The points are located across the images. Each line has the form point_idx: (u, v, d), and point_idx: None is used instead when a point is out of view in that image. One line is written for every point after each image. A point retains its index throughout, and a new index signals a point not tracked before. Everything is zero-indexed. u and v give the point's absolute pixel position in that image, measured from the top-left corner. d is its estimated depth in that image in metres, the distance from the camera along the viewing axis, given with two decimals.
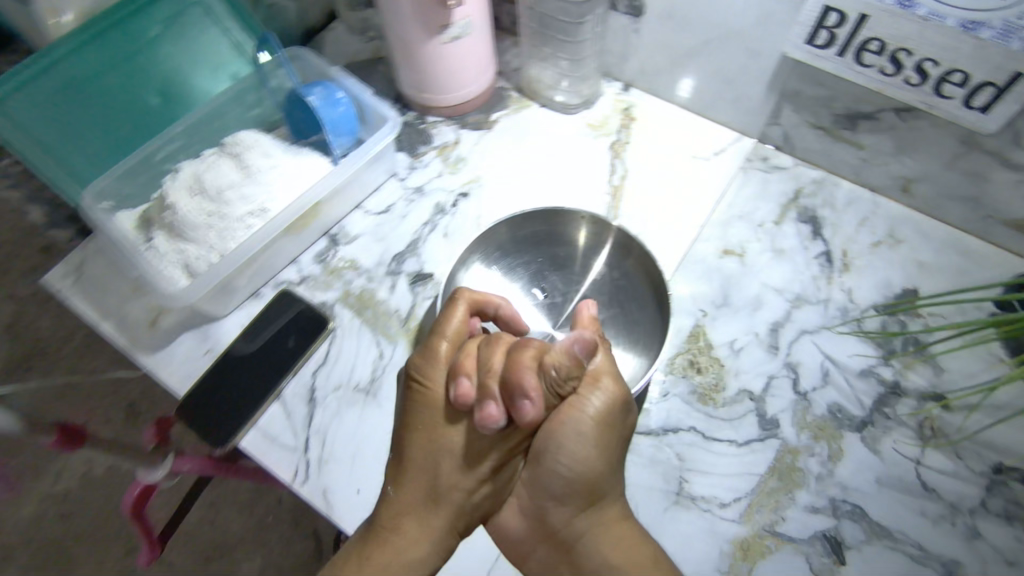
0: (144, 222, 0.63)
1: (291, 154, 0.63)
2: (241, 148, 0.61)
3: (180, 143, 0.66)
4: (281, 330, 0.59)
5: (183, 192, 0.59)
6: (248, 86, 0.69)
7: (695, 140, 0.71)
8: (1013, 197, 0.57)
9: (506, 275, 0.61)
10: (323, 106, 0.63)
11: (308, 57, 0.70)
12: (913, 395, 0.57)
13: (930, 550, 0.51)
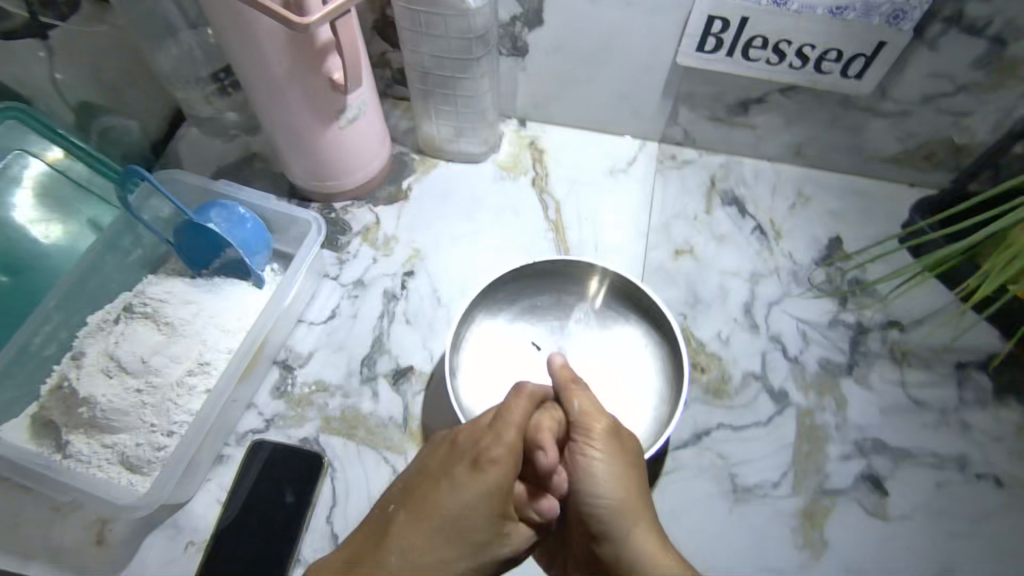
0: (44, 428, 0.50)
1: (212, 292, 0.56)
2: (153, 306, 0.54)
3: (58, 321, 0.53)
4: (267, 486, 0.52)
5: (98, 378, 0.50)
6: (121, 227, 0.57)
7: (606, 157, 0.73)
8: (887, 137, 0.66)
9: (494, 342, 0.57)
10: (231, 230, 0.56)
11: (185, 178, 0.61)
12: (877, 328, 0.61)
13: (942, 454, 0.56)
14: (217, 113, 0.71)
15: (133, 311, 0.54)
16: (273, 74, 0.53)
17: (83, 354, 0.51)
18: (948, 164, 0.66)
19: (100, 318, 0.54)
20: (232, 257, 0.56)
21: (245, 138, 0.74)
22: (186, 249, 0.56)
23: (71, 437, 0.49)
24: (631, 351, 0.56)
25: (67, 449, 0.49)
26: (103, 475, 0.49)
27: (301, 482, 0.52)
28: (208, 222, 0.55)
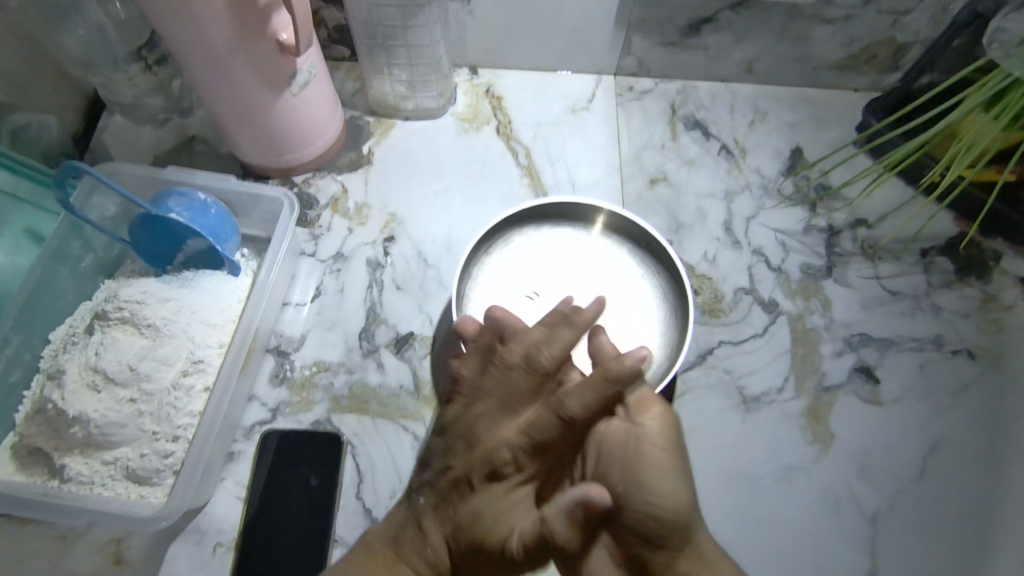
0: (28, 457, 0.47)
1: (186, 286, 0.53)
2: (129, 309, 0.50)
3: (19, 343, 0.50)
4: (286, 472, 0.50)
5: (84, 395, 0.47)
6: (63, 234, 0.53)
7: (565, 97, 0.72)
8: (832, 44, 0.67)
9: (493, 297, 0.56)
10: (195, 220, 0.52)
11: (126, 171, 0.56)
12: (846, 229, 0.65)
13: (921, 337, 0.60)
14: (140, 96, 0.64)
15: (107, 318, 0.50)
16: (212, 45, 0.48)
17: (62, 372, 0.48)
18: (888, 64, 0.69)
19: (65, 331, 0.52)
20: (195, 248, 0.53)
21: (179, 122, 0.68)
22: (148, 246, 0.52)
23: (66, 460, 0.46)
24: (629, 282, 0.57)
25: (64, 474, 0.46)
26: (109, 493, 0.46)
27: (322, 464, 0.51)
28: (167, 213, 0.51)
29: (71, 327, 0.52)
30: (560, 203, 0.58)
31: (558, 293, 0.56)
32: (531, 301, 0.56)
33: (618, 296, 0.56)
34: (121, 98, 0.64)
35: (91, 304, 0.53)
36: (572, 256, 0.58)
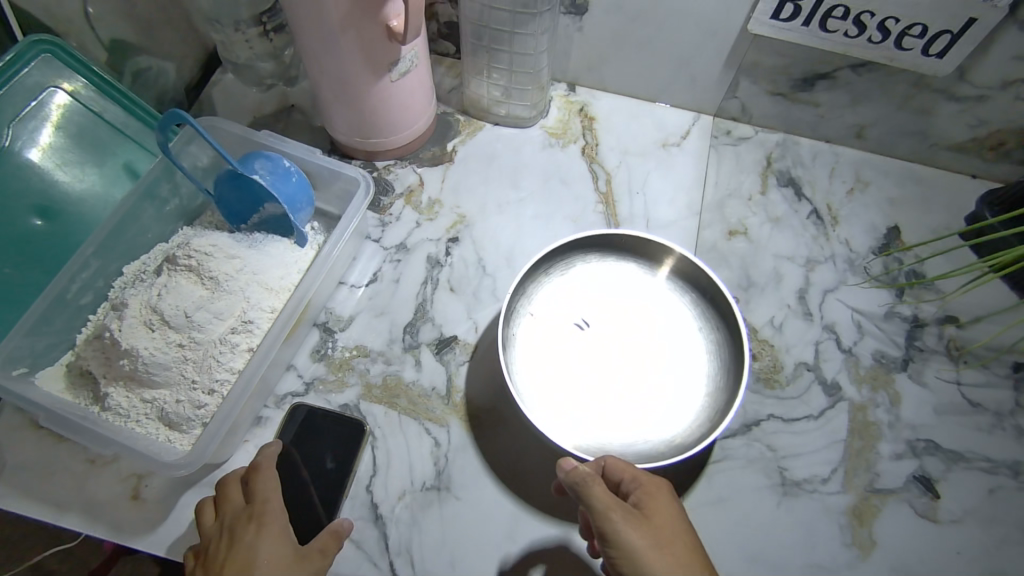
0: (80, 378, 0.51)
1: (254, 245, 0.54)
2: (197, 259, 0.52)
3: (95, 269, 0.53)
4: (305, 446, 0.51)
5: (138, 331, 0.49)
6: (156, 176, 0.56)
7: (658, 129, 0.70)
8: (957, 124, 0.62)
9: (542, 319, 0.55)
10: (275, 184, 0.53)
11: (224, 125, 0.59)
12: (933, 323, 0.60)
13: (997, 459, 0.55)
14: (253, 58, 0.67)
15: (176, 263, 0.52)
16: (328, 18, 0.49)
17: (124, 305, 0.50)
18: (1018, 156, 0.63)
19: (137, 267, 0.55)
20: (271, 212, 0.54)
21: (282, 89, 0.70)
22: (228, 202, 0.54)
23: (110, 389, 0.49)
24: (684, 333, 0.55)
25: (105, 402, 0.49)
26: (141, 430, 0.49)
27: (342, 446, 0.51)
28: (251, 173, 0.52)
29: (144, 265, 0.55)
30: (632, 238, 0.56)
31: (609, 329, 0.55)
32: (579, 330, 0.55)
33: (668, 344, 0.54)
34: (234, 57, 0.67)
35: (168, 246, 0.55)
36: (631, 292, 0.57)
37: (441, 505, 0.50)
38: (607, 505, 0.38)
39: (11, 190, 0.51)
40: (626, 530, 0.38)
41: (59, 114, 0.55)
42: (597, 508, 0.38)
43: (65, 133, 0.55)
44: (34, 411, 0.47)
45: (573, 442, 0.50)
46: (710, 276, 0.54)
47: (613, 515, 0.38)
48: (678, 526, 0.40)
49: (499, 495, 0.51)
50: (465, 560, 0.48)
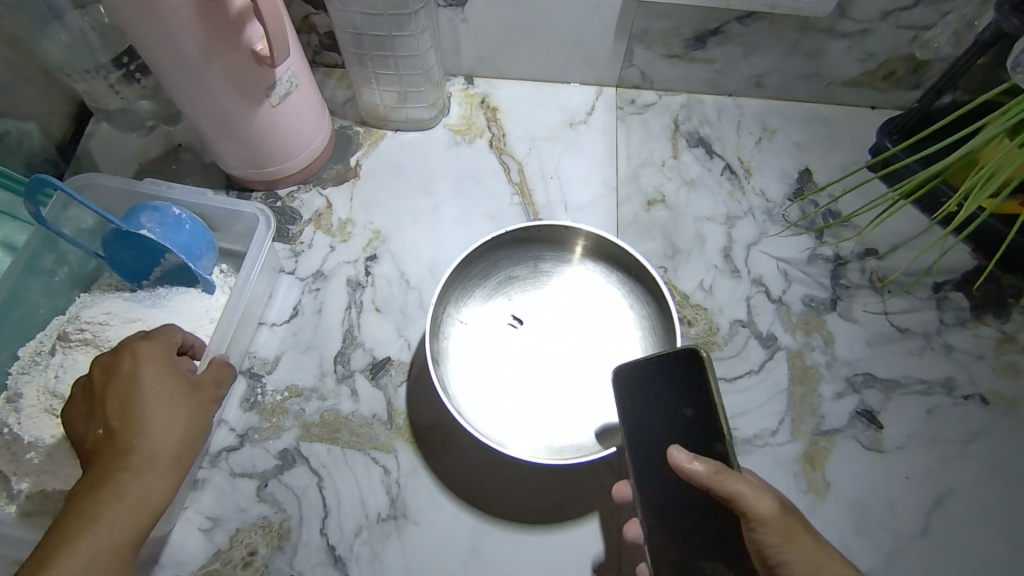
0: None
1: (157, 303, 0.52)
2: (91, 331, 0.50)
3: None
4: (638, 409, 0.41)
5: (43, 420, 0.47)
6: (37, 248, 0.52)
7: (564, 110, 0.69)
8: (848, 60, 0.63)
9: (473, 324, 0.54)
10: (168, 236, 0.50)
11: (103, 181, 0.55)
12: (854, 259, 0.61)
13: (930, 379, 0.57)
14: (128, 104, 0.63)
15: (69, 340, 0.50)
16: (186, 50, 0.46)
17: (19, 396, 0.48)
18: (910, 82, 0.65)
19: (32, 347, 0.51)
20: (174, 261, 0.51)
21: (165, 129, 0.66)
22: (122, 262, 0.51)
23: (23, 486, 0.46)
24: (616, 315, 0.55)
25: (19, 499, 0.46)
26: None
27: (681, 391, 0.40)
28: (139, 228, 0.49)
29: (40, 343, 0.51)
30: (548, 227, 0.55)
31: (540, 319, 0.55)
32: (514, 329, 0.55)
33: (601, 328, 0.54)
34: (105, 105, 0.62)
35: (59, 319, 0.52)
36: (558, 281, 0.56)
37: (400, 533, 0.49)
38: (768, 515, 0.36)
39: None
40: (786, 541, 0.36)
41: None
42: (756, 516, 0.36)
43: None
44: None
45: (532, 433, 0.50)
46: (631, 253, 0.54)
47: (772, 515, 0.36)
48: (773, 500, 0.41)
49: (458, 512, 0.50)
50: None
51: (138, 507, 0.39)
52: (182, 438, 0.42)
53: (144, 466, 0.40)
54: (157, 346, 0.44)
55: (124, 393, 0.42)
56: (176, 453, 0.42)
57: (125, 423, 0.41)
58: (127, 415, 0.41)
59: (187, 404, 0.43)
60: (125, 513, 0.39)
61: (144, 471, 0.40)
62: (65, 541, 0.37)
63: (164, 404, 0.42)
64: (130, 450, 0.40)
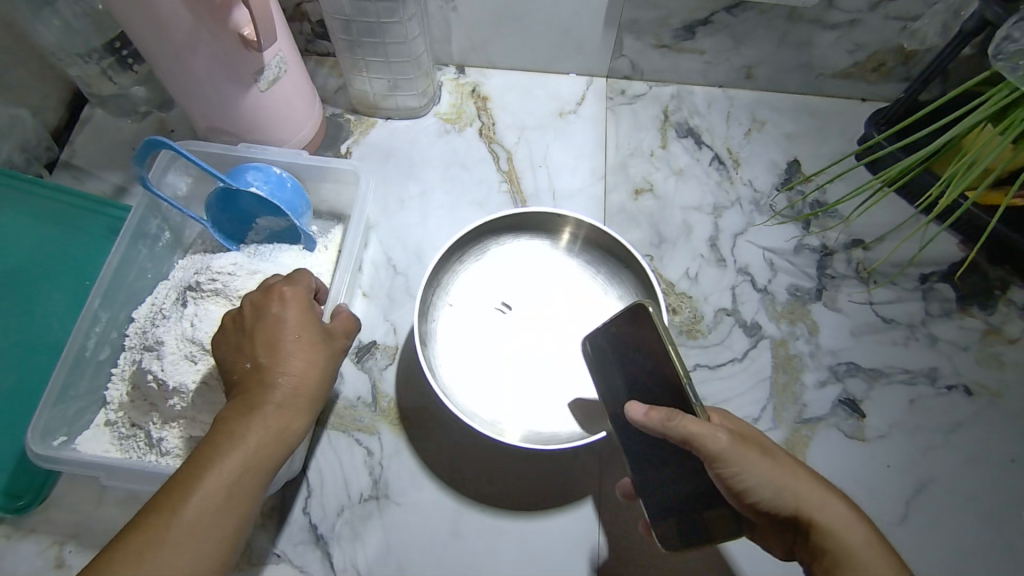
0: (127, 432, 0.50)
1: (266, 257, 0.54)
2: (221, 281, 0.52)
3: (107, 321, 0.52)
4: (611, 371, 0.43)
5: (188, 365, 0.48)
6: (144, 215, 0.55)
7: (553, 99, 0.69)
8: (837, 51, 0.63)
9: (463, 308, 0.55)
10: (274, 194, 0.52)
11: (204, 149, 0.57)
12: (840, 249, 0.61)
13: (914, 369, 0.57)
14: (122, 89, 0.63)
15: (200, 289, 0.51)
16: (174, 32, 0.46)
17: (160, 344, 0.49)
18: (899, 73, 0.65)
19: (148, 309, 0.53)
20: (265, 226, 0.55)
21: (158, 115, 0.67)
22: (218, 223, 0.54)
23: (165, 431, 0.48)
24: (604, 306, 0.55)
25: (164, 446, 0.48)
26: None
27: (643, 343, 0.40)
28: (247, 186, 0.51)
29: (153, 304, 0.53)
30: (538, 214, 0.55)
31: (529, 304, 0.55)
32: (502, 314, 0.55)
33: (585, 314, 0.55)
34: (98, 91, 0.63)
35: (168, 283, 0.54)
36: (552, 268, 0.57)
37: (382, 513, 0.50)
38: (720, 454, 0.34)
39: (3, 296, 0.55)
40: (750, 470, 0.35)
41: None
42: (709, 458, 0.35)
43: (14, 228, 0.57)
44: (94, 471, 0.46)
45: (517, 416, 0.51)
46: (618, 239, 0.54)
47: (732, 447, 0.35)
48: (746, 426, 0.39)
49: (440, 494, 0.51)
50: (411, 564, 0.49)
51: (279, 440, 0.39)
52: (318, 379, 0.42)
53: (287, 398, 0.40)
54: (295, 289, 0.45)
55: (269, 329, 0.42)
56: (315, 393, 0.42)
57: (270, 356, 0.41)
58: (277, 348, 0.42)
59: (324, 346, 0.44)
60: (268, 440, 0.39)
61: (285, 405, 0.40)
62: (205, 455, 0.37)
63: (304, 342, 0.43)
64: (275, 381, 0.41)
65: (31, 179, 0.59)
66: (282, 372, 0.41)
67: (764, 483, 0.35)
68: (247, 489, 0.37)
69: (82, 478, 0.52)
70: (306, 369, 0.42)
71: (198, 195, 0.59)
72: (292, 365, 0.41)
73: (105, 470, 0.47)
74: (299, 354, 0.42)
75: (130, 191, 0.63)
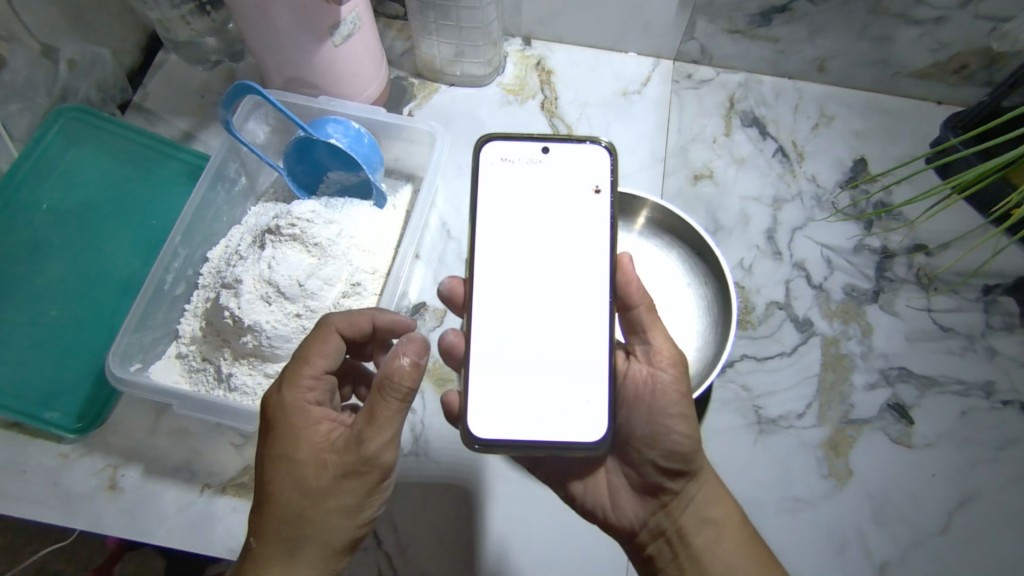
0: (197, 365, 0.53)
1: (337, 208, 0.55)
2: (300, 227, 0.52)
3: (184, 258, 0.55)
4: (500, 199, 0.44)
5: (258, 305, 0.50)
6: (224, 158, 0.57)
7: (618, 78, 0.68)
8: (918, 49, 0.61)
9: None
10: (352, 147, 0.54)
11: (284, 98, 0.59)
12: (903, 253, 0.60)
13: (969, 380, 0.55)
14: (196, 36, 0.64)
15: (279, 233, 0.52)
16: None
17: (237, 282, 0.51)
18: (980, 77, 0.62)
19: (222, 250, 0.55)
20: (336, 179, 0.56)
21: (228, 65, 0.68)
22: (294, 174, 0.56)
23: (234, 368, 0.51)
24: (675, 289, 0.55)
25: (232, 382, 0.51)
26: None
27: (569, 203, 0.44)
28: (327, 138, 0.53)
29: (227, 246, 0.55)
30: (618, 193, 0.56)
31: None
32: None
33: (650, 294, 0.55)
34: (175, 36, 0.64)
35: (243, 227, 0.56)
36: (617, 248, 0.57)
37: (420, 468, 0.51)
38: (678, 358, 0.43)
39: (83, 231, 0.57)
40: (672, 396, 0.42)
41: (75, 148, 0.59)
42: (669, 356, 0.42)
43: (93, 165, 0.59)
44: (166, 398, 0.49)
45: None
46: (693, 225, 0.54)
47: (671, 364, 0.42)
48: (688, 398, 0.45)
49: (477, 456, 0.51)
50: (445, 519, 0.50)
51: (319, 563, 0.37)
52: (350, 490, 0.37)
53: (311, 524, 0.37)
54: (324, 364, 0.41)
55: (280, 437, 0.38)
56: (348, 502, 0.38)
57: (286, 464, 0.37)
58: (286, 459, 0.37)
59: (354, 451, 0.37)
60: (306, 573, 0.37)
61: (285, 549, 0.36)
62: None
63: (321, 456, 0.37)
64: (294, 508, 0.37)
65: (112, 119, 0.60)
66: (282, 509, 0.37)
67: (679, 421, 0.41)
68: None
69: (139, 405, 0.54)
70: (314, 509, 0.37)
71: (275, 144, 0.61)
72: (287, 504, 0.37)
73: (178, 399, 0.49)
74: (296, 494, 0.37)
75: (196, 137, 0.65)
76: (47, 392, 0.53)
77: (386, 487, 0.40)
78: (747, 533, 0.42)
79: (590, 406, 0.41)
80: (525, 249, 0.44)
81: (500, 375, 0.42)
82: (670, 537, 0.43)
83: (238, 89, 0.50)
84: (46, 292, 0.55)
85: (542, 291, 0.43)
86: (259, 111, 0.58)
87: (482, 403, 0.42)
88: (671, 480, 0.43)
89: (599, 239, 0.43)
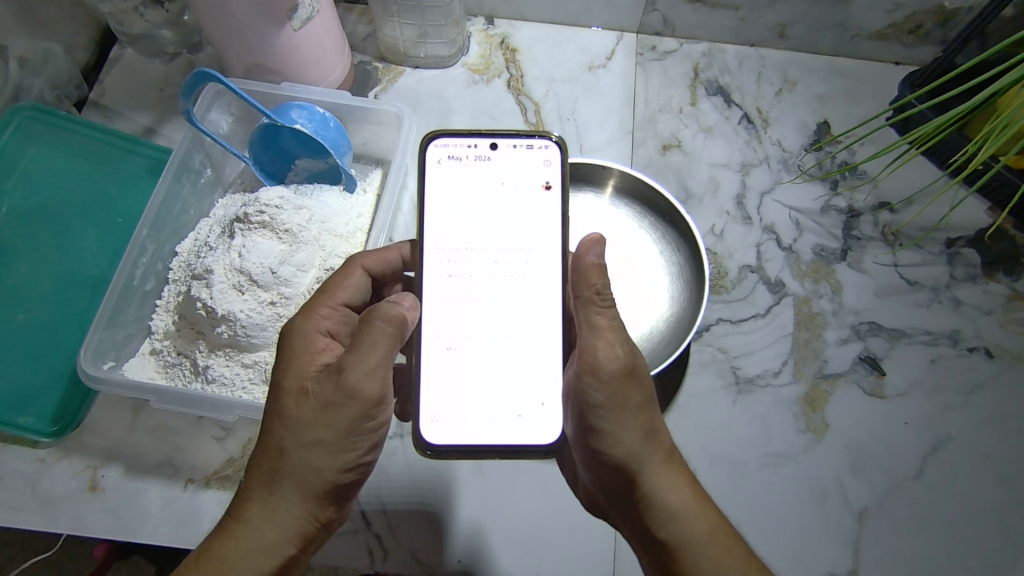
0: (172, 360, 0.52)
1: (307, 195, 0.55)
2: (269, 214, 0.52)
3: (152, 252, 0.54)
4: (457, 183, 0.44)
5: (232, 294, 0.50)
6: (188, 148, 0.56)
7: (583, 53, 0.68)
8: (874, 11, 0.62)
9: None
10: (318, 131, 0.53)
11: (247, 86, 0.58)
12: (867, 211, 0.61)
13: (936, 331, 0.57)
14: (151, 28, 0.62)
15: (249, 221, 0.51)
16: None
17: (209, 272, 0.50)
18: (936, 36, 0.63)
19: (192, 243, 0.54)
20: (305, 167, 0.56)
21: (187, 56, 0.66)
22: (260, 163, 0.56)
23: (211, 359, 0.51)
24: (648, 257, 0.56)
25: (209, 373, 0.50)
26: (248, 396, 0.50)
27: (526, 180, 0.44)
28: (292, 124, 0.52)
29: (197, 238, 0.55)
30: (585, 165, 0.57)
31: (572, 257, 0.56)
32: None
33: (626, 261, 0.56)
34: (129, 28, 0.61)
35: (211, 219, 0.55)
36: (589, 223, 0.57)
37: (405, 447, 0.52)
38: (605, 367, 0.38)
39: (48, 232, 0.56)
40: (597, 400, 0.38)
41: (32, 149, 0.58)
42: (595, 363, 0.38)
43: (52, 166, 0.58)
44: (142, 393, 0.48)
45: None
46: (663, 194, 0.55)
47: (604, 370, 0.38)
48: (653, 402, 0.40)
49: None
50: (434, 495, 0.51)
51: (296, 508, 0.38)
52: (327, 429, 0.38)
53: (290, 465, 0.38)
54: (342, 296, 0.44)
55: (278, 364, 0.41)
56: (326, 440, 0.38)
57: (278, 394, 0.39)
58: (275, 390, 0.40)
59: (334, 380, 0.38)
60: (283, 511, 0.38)
61: (271, 487, 0.38)
62: (220, 526, 0.38)
63: (300, 393, 0.39)
64: (275, 441, 0.38)
65: (73, 118, 0.59)
66: (267, 442, 0.38)
67: (605, 428, 0.38)
68: (281, 550, 0.38)
69: (117, 405, 0.53)
70: (290, 448, 0.38)
71: (240, 134, 0.60)
72: (273, 438, 0.38)
73: (154, 394, 0.48)
74: (283, 424, 0.38)
75: (158, 132, 0.63)
76: (22, 398, 0.52)
77: (373, 433, 0.40)
78: (711, 560, 0.37)
79: (546, 409, 0.42)
80: (477, 249, 0.44)
81: (471, 356, 0.43)
82: (631, 541, 0.41)
83: (198, 78, 0.49)
84: (14, 296, 0.54)
85: (495, 291, 0.43)
86: (221, 101, 0.57)
87: (434, 408, 0.42)
88: (617, 483, 0.40)
89: (552, 233, 0.44)
